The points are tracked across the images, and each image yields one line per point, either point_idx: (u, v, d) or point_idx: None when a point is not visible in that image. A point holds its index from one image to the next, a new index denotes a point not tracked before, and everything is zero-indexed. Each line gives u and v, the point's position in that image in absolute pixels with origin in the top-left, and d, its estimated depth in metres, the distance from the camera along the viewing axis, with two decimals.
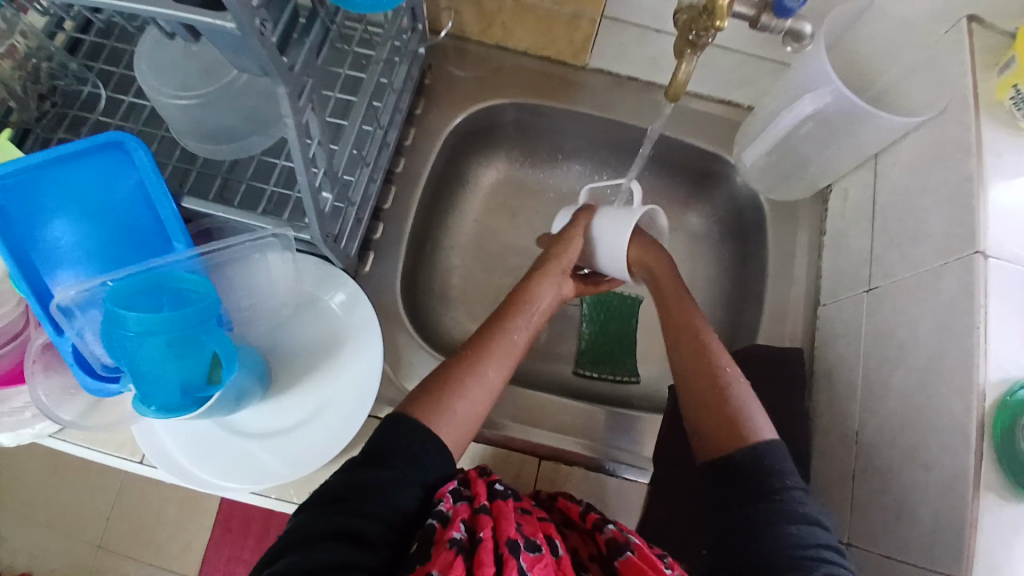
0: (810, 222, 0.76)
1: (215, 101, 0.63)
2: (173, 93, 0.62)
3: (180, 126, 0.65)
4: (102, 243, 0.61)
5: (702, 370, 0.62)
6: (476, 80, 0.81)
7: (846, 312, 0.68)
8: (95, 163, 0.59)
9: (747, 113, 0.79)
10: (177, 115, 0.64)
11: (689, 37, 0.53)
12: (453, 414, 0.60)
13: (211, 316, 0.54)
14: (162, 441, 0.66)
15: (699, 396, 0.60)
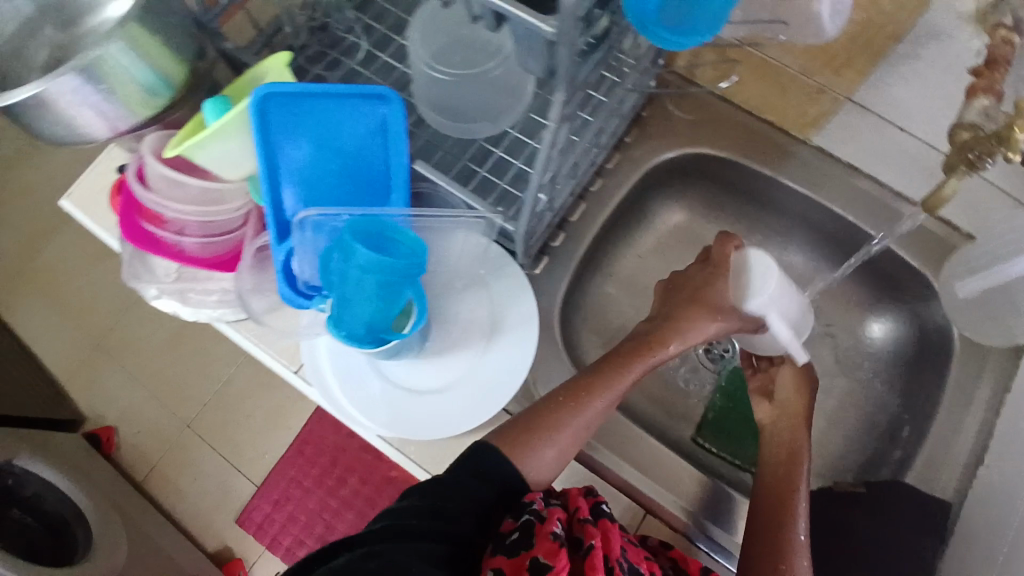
0: (999, 377, 0.69)
1: (466, 82, 0.69)
2: (430, 65, 0.68)
3: (424, 94, 0.72)
4: (334, 173, 0.66)
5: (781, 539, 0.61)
6: (692, 123, 0.80)
7: (1013, 481, 0.62)
8: (354, 104, 0.63)
9: (966, 240, 0.73)
10: (428, 84, 0.70)
11: (967, 156, 0.50)
12: (540, 455, 0.61)
13: (417, 270, 0.60)
14: (320, 362, 0.70)
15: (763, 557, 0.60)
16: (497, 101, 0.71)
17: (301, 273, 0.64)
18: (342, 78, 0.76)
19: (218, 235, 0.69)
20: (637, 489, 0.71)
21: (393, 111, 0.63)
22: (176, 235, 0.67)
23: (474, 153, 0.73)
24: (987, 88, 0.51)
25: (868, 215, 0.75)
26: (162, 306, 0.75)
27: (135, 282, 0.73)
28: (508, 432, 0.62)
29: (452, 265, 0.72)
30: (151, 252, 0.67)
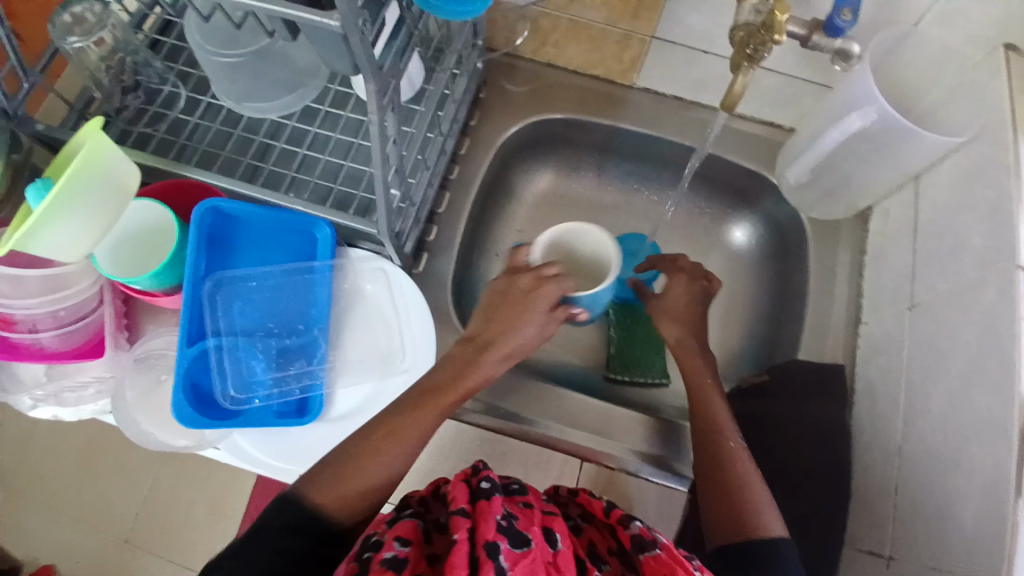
0: (852, 241, 0.79)
1: (252, 61, 0.68)
2: (217, 52, 0.68)
3: (223, 89, 0.70)
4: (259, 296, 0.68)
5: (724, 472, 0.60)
6: (528, 94, 0.83)
7: (889, 328, 0.70)
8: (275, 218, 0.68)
9: (787, 134, 0.82)
10: (221, 75, 0.69)
11: (746, 51, 0.54)
12: (366, 476, 0.52)
13: None
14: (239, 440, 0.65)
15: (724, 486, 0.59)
16: (283, 78, 0.70)
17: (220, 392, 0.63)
18: (169, 129, 0.73)
19: (74, 322, 0.66)
20: (567, 442, 0.73)
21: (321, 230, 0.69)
22: (31, 334, 0.65)
23: (323, 171, 0.73)
24: None
25: (695, 136, 0.82)
26: (40, 414, 0.70)
27: (2, 396, 0.68)
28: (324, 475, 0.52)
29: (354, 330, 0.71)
30: (8, 358, 0.64)
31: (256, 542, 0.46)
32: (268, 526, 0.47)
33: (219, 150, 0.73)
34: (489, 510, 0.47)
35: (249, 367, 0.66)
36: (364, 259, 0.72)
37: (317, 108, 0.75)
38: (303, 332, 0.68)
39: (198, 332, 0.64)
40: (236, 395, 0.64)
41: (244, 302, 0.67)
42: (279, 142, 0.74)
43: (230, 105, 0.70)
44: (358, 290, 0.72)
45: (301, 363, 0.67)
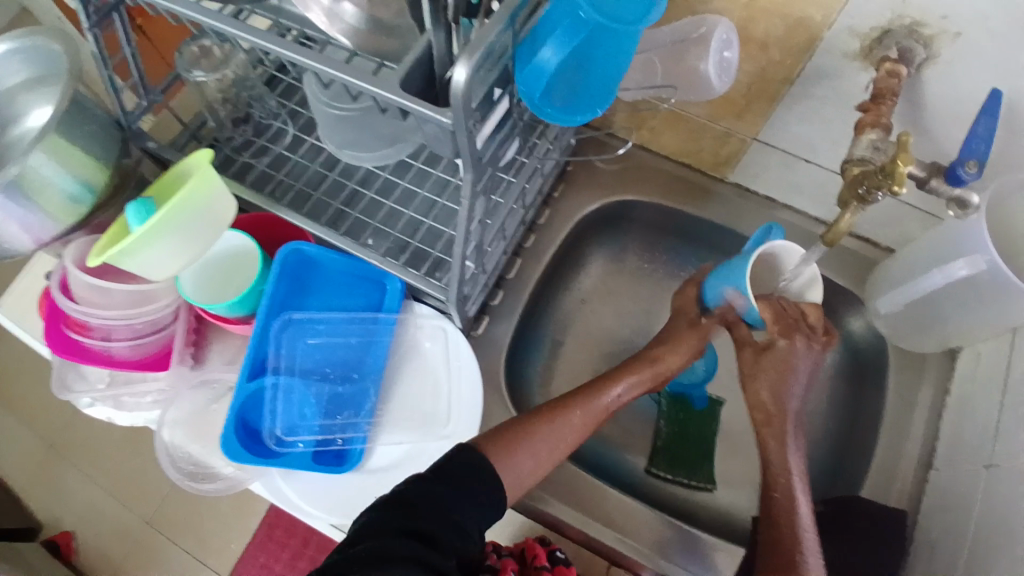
0: (934, 380, 0.75)
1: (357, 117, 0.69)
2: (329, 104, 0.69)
3: (328, 138, 0.72)
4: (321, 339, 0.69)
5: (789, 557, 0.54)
6: (617, 172, 0.84)
7: (962, 484, 0.65)
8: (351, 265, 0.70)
9: (885, 254, 0.78)
10: (330, 125, 0.71)
11: (859, 191, 0.52)
12: (516, 463, 0.60)
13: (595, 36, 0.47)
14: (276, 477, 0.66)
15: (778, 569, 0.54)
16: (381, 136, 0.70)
17: (266, 431, 0.64)
18: (270, 163, 0.76)
19: (147, 335, 0.69)
20: (600, 542, 0.72)
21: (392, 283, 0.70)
22: (104, 341, 0.67)
23: (405, 225, 0.74)
24: (874, 123, 0.55)
25: (797, 242, 0.79)
26: (94, 413, 0.72)
27: (63, 394, 0.70)
28: (495, 437, 0.62)
29: (407, 385, 0.71)
30: (79, 361, 0.67)
31: (383, 545, 0.49)
32: (379, 545, 0.49)
33: (311, 188, 0.75)
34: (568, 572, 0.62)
35: (298, 409, 0.66)
36: (429, 316, 0.72)
37: (410, 163, 0.76)
38: (356, 381, 0.69)
39: (258, 368, 0.65)
40: (281, 436, 0.65)
41: (307, 343, 0.68)
42: (370, 190, 0.75)
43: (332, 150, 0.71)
44: (416, 345, 0.72)
45: (348, 413, 0.68)
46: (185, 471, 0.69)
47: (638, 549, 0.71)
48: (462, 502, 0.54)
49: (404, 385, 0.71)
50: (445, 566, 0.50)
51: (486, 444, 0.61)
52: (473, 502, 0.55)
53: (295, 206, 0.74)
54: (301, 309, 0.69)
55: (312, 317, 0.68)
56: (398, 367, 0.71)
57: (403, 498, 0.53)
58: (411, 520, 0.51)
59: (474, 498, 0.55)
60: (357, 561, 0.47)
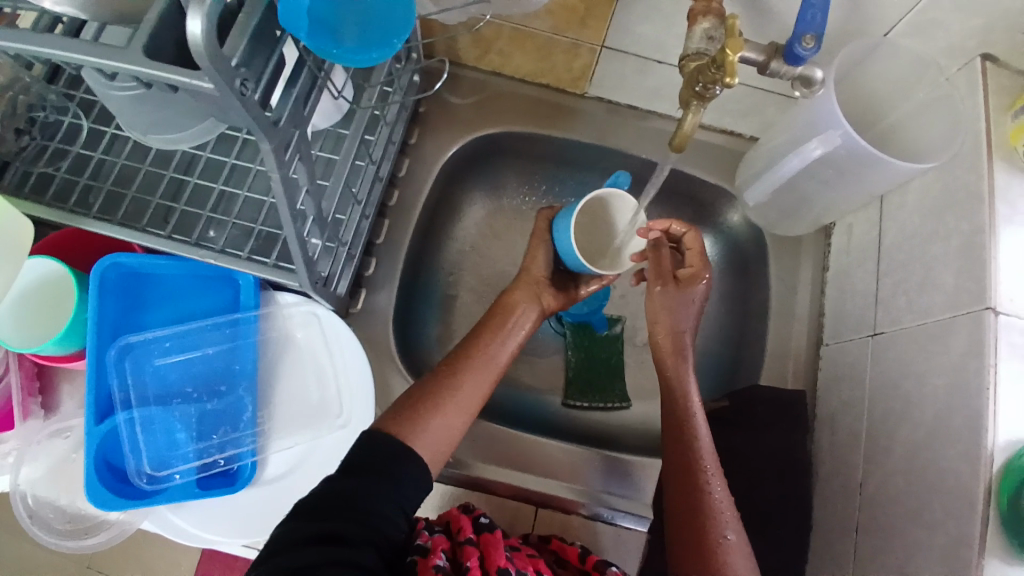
0: (813, 258, 0.75)
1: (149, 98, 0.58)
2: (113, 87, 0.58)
3: (128, 123, 0.62)
4: (174, 359, 0.62)
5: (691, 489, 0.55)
6: (472, 106, 0.78)
7: (851, 355, 0.67)
8: (186, 268, 0.63)
9: (750, 143, 0.76)
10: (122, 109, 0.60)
11: (696, 88, 0.48)
12: (431, 429, 0.54)
13: None
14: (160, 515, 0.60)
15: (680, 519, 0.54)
16: (183, 118, 0.60)
17: (133, 471, 0.58)
18: (73, 167, 0.67)
19: None
20: (530, 490, 0.69)
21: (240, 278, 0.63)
22: None
23: (244, 208, 0.66)
24: (705, 11, 0.51)
25: (656, 151, 0.77)
26: None
27: None
28: (396, 412, 0.55)
29: (286, 383, 0.66)
30: None
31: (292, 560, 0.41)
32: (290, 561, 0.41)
33: (126, 188, 0.66)
34: (496, 537, 0.54)
35: (165, 439, 0.60)
36: (297, 305, 0.66)
37: (234, 135, 0.67)
38: (227, 393, 0.63)
39: (105, 407, 0.59)
40: (153, 472, 0.59)
41: (157, 365, 0.62)
42: (194, 176, 0.66)
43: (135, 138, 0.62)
44: (289, 338, 0.66)
45: (226, 428, 0.62)
46: (65, 530, 0.63)
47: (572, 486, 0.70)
48: (381, 487, 0.48)
49: (283, 384, 0.65)
50: (367, 560, 0.44)
51: (389, 420, 0.54)
52: (390, 485, 0.48)
53: (109, 212, 0.65)
54: (142, 330, 0.62)
55: (157, 336, 0.62)
56: (273, 367, 0.66)
57: (306, 508, 0.46)
58: (323, 523, 0.44)
59: (394, 484, 0.49)
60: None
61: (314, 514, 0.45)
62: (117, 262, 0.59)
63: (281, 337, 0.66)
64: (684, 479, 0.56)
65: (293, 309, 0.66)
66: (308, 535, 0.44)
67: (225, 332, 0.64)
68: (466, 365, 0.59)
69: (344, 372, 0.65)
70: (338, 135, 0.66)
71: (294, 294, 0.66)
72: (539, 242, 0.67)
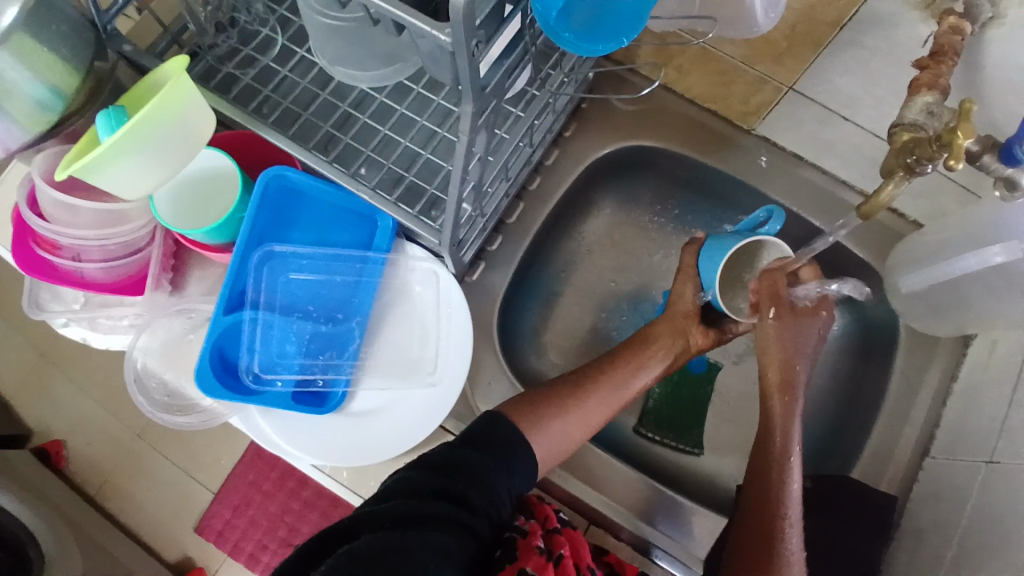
0: (942, 364, 0.71)
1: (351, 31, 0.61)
2: (322, 13, 0.61)
3: (323, 48, 0.65)
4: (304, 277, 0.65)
5: (770, 531, 0.56)
6: (633, 115, 0.77)
7: (960, 476, 0.63)
8: (339, 198, 0.65)
9: (914, 229, 0.71)
10: (321, 35, 0.64)
11: (907, 160, 0.46)
12: (549, 429, 0.59)
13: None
14: (254, 416, 0.63)
15: (750, 556, 0.56)
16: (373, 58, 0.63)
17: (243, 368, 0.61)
18: (257, 76, 0.70)
19: (122, 258, 0.64)
20: (585, 503, 0.69)
21: (383, 220, 0.66)
22: (75, 262, 0.63)
23: (400, 155, 0.68)
24: (931, 84, 0.49)
25: (812, 207, 0.72)
26: (69, 334, 0.69)
27: (36, 312, 0.67)
28: (521, 405, 0.60)
29: (394, 328, 0.68)
30: (46, 280, 0.62)
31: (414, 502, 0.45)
32: (414, 503, 0.45)
33: (301, 109, 0.69)
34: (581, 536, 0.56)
35: (277, 348, 0.64)
36: (423, 259, 0.68)
37: (410, 86, 0.69)
38: (340, 322, 0.66)
39: (236, 302, 0.62)
40: (259, 373, 0.62)
41: (288, 279, 0.65)
42: (364, 114, 0.69)
43: (323, 64, 0.66)
44: (407, 288, 0.68)
45: (331, 353, 0.65)
46: (160, 402, 0.67)
47: (628, 512, 0.69)
48: (499, 468, 0.51)
49: (392, 328, 0.68)
50: (479, 529, 0.47)
51: (513, 409, 0.59)
52: (506, 466, 0.52)
53: (281, 126, 0.69)
54: (283, 241, 0.65)
55: (295, 251, 0.65)
56: (386, 310, 0.68)
57: (433, 461, 0.49)
58: (449, 483, 0.48)
59: (507, 466, 0.52)
60: (392, 517, 0.43)
61: (438, 471, 0.49)
62: (284, 173, 0.62)
63: (402, 284, 0.68)
64: (760, 557, 0.55)
65: (421, 263, 0.67)
66: (430, 489, 0.47)
67: (356, 266, 0.66)
68: (593, 386, 0.63)
69: (450, 336, 0.66)
70: (506, 111, 0.67)
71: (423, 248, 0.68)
72: (685, 279, 0.69)
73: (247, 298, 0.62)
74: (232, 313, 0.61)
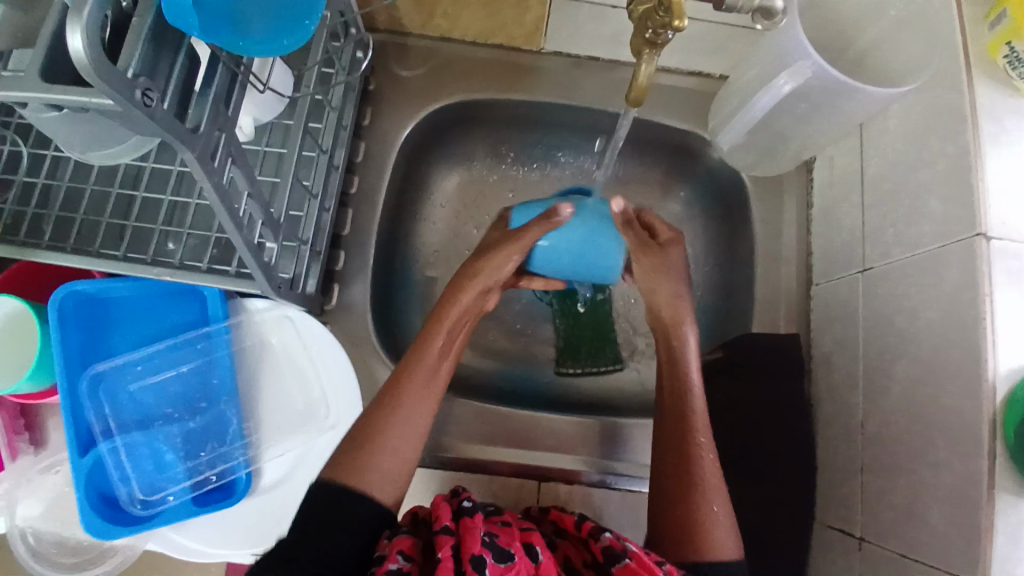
0: (797, 194, 0.71)
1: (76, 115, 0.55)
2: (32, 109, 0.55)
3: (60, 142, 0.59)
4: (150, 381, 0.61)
5: (680, 459, 0.54)
6: (423, 77, 0.74)
7: (843, 293, 0.65)
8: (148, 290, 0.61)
9: (720, 83, 0.72)
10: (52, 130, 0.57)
11: (646, 35, 0.45)
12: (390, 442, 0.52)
13: None
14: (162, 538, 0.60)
15: (668, 495, 0.53)
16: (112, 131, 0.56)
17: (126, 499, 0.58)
18: (20, 197, 0.63)
19: None
20: (528, 465, 0.69)
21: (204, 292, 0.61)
22: None
23: (197, 216, 0.63)
24: None
25: (624, 102, 0.73)
26: None
27: None
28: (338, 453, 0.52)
29: (267, 391, 0.64)
30: None
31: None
32: None
33: (74, 211, 0.63)
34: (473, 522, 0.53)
35: (154, 462, 0.60)
36: (268, 310, 0.64)
37: (177, 141, 0.64)
38: (209, 409, 0.62)
39: (87, 438, 0.58)
40: (146, 497, 0.59)
41: (133, 390, 0.60)
42: (141, 190, 0.64)
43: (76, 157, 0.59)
44: (264, 344, 0.64)
45: (213, 445, 0.61)
46: (68, 564, 0.63)
47: (565, 457, 0.69)
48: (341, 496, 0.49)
49: (265, 392, 0.64)
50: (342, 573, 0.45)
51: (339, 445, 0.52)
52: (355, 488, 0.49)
53: (62, 238, 0.63)
54: (112, 355, 0.60)
55: (127, 360, 0.60)
56: (252, 376, 0.64)
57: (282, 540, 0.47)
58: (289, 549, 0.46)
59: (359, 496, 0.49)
60: None
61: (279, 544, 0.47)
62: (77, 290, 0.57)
63: (255, 343, 0.64)
64: (681, 496, 0.53)
65: (265, 315, 0.64)
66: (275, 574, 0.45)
67: (200, 348, 0.62)
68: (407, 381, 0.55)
69: (325, 375, 0.63)
70: (284, 128, 0.62)
71: (264, 299, 0.64)
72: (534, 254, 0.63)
73: (97, 428, 0.58)
74: (87, 452, 0.57)
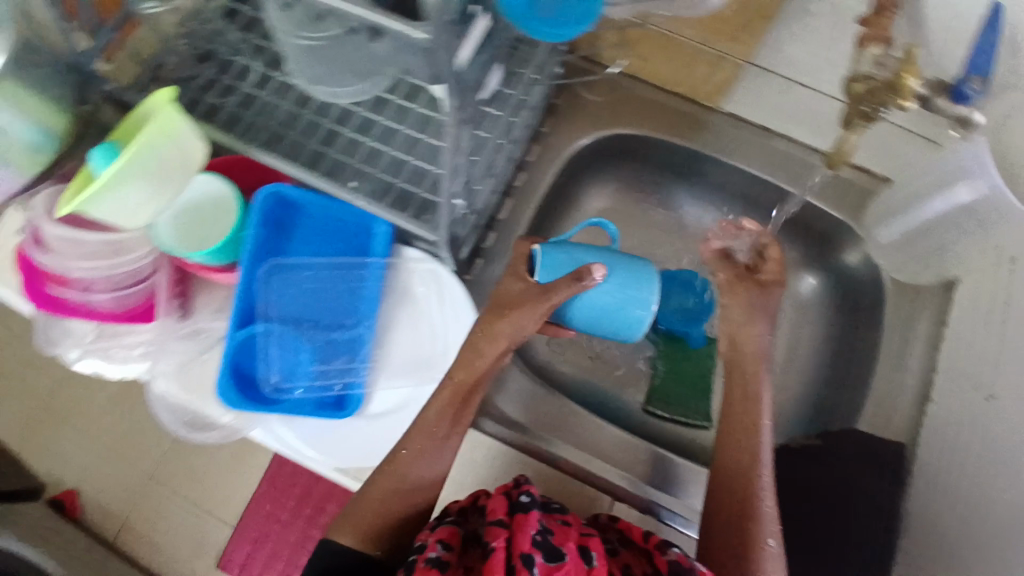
0: (931, 310, 0.71)
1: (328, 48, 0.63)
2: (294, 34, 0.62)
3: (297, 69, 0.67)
4: (310, 287, 0.68)
5: (733, 483, 0.59)
6: (605, 106, 0.79)
7: (960, 414, 0.64)
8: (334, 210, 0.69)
9: (883, 184, 0.75)
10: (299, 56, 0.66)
11: (863, 108, 0.52)
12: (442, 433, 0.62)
13: None
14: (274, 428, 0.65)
15: (725, 515, 0.58)
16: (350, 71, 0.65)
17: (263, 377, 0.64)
18: (239, 104, 0.72)
19: (128, 286, 0.66)
20: (600, 479, 0.70)
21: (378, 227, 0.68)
22: (84, 293, 0.64)
23: (387, 164, 0.70)
24: (877, 37, 0.51)
25: (785, 176, 0.76)
26: (82, 368, 0.70)
27: (48, 348, 0.69)
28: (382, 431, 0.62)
29: (400, 330, 0.70)
30: (58, 313, 0.64)
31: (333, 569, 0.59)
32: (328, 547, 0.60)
33: (286, 130, 0.72)
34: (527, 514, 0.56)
35: (292, 357, 0.66)
36: (420, 261, 0.70)
37: (388, 98, 0.72)
38: (349, 327, 0.68)
39: (249, 315, 0.65)
40: (278, 384, 0.65)
41: (296, 290, 0.68)
42: (347, 129, 0.71)
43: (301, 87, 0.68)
44: (409, 290, 0.70)
45: (344, 359, 0.67)
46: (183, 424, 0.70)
47: (638, 483, 0.70)
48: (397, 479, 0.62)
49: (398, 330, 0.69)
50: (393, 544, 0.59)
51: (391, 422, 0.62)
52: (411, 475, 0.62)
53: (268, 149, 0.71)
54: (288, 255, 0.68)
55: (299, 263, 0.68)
56: (391, 313, 0.70)
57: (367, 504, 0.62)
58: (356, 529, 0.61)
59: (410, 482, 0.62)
60: None
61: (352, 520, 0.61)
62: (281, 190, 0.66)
63: (403, 285, 0.70)
64: (738, 522, 0.57)
65: (419, 264, 0.70)
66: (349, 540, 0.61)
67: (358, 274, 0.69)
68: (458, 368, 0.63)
69: (454, 331, 0.69)
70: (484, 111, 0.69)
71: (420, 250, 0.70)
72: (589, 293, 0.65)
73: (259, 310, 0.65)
74: (246, 326, 0.64)
